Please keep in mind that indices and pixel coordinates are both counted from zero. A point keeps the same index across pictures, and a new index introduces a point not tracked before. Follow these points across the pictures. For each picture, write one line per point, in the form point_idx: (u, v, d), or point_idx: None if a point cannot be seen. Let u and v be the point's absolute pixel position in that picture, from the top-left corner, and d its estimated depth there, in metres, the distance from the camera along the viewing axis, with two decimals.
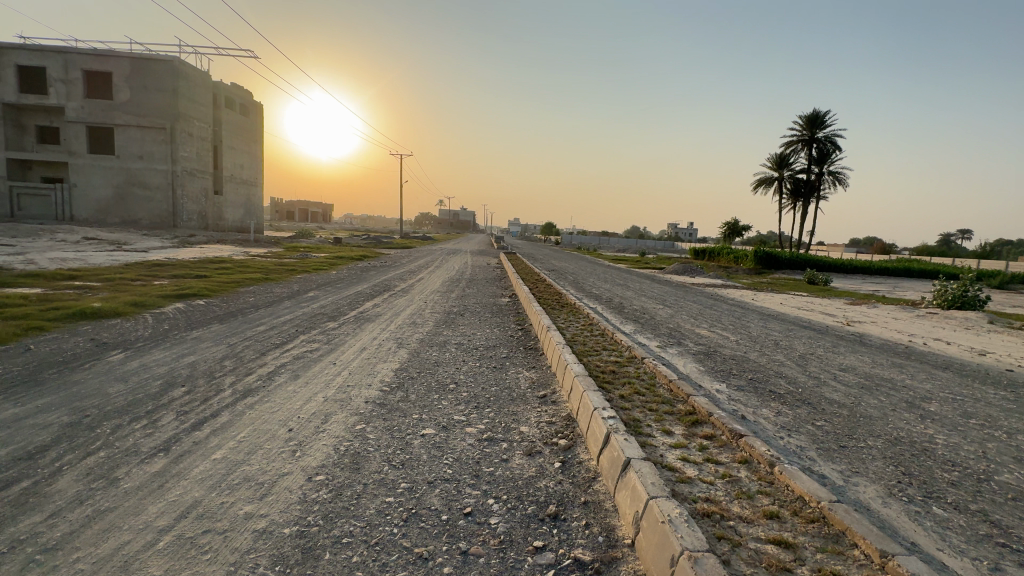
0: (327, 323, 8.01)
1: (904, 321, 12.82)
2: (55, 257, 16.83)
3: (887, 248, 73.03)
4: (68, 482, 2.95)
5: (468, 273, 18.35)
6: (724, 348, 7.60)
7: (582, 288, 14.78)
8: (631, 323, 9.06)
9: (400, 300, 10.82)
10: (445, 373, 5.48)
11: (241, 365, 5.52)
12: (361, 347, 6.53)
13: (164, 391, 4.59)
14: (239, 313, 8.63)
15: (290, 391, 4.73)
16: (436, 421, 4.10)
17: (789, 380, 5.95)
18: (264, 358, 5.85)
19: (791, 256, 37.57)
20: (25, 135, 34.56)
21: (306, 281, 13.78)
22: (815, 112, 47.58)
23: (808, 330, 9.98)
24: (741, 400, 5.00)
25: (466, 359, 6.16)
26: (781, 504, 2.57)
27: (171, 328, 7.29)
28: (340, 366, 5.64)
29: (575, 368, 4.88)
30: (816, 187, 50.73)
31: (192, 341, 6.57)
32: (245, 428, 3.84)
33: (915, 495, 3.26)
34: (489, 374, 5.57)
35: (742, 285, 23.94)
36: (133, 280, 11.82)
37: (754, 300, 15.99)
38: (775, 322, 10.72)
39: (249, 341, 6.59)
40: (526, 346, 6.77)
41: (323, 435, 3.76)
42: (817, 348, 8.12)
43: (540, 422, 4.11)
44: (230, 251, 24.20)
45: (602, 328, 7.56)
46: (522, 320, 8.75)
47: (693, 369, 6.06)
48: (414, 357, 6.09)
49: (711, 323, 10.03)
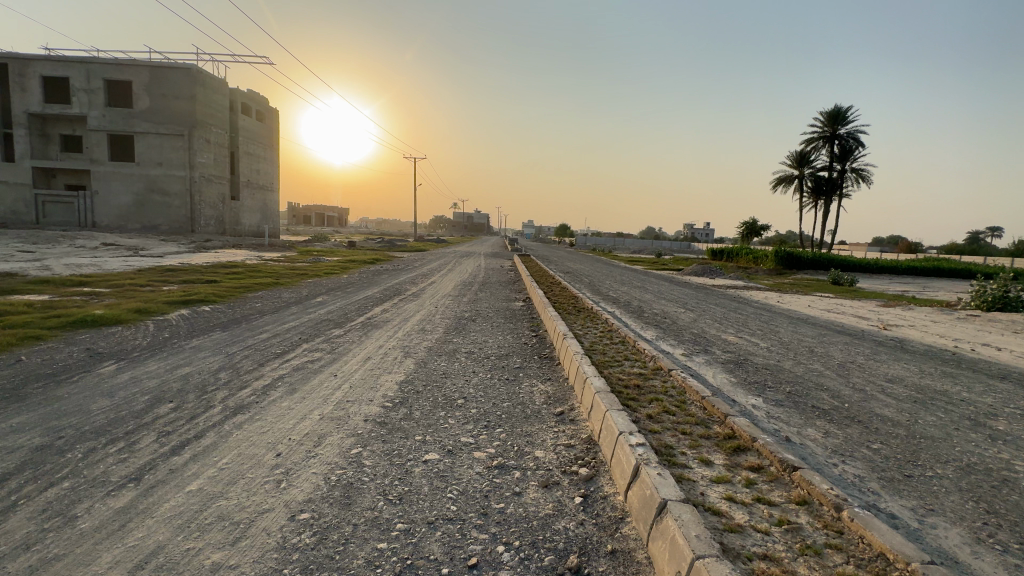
0: (331, 330, 7.65)
1: (944, 324, 12.02)
2: (71, 263, 16.87)
3: (915, 248, 70.59)
4: (18, 521, 2.59)
5: (481, 277, 17.95)
6: (755, 356, 7.04)
7: (599, 291, 14.29)
8: (653, 329, 8.54)
9: (409, 305, 10.44)
10: (454, 387, 5.06)
11: (237, 378, 5.17)
12: (365, 357, 6.14)
13: (150, 408, 4.25)
14: (243, 320, 8.35)
15: (285, 407, 4.37)
16: (441, 445, 3.67)
17: (832, 394, 5.40)
18: (262, 369, 5.49)
19: (814, 256, 36.46)
20: (49, 144, 35.28)
21: (316, 286, 13.52)
22: (837, 108, 46.17)
23: (843, 336, 9.32)
24: (782, 418, 4.47)
25: (476, 369, 5.72)
26: (859, 566, 2.09)
27: (171, 336, 7.01)
28: (341, 378, 5.26)
29: (596, 382, 4.41)
30: (838, 186, 49.27)
31: (191, 350, 6.27)
32: (228, 452, 3.46)
33: (1008, 540, 2.73)
34: (501, 386, 5.13)
35: (764, 287, 23.10)
36: (143, 286, 11.70)
37: (780, 302, 15.25)
38: (806, 327, 10.06)
39: (249, 351, 6.27)
40: (541, 356, 6.31)
41: (313, 461, 3.35)
42: (857, 356, 7.50)
43: (556, 446, 3.65)
44: (245, 255, 24.21)
45: (622, 335, 7.04)
46: (537, 326, 8.30)
47: (724, 382, 5.54)
48: (420, 368, 5.67)
49: (738, 328, 9.44)
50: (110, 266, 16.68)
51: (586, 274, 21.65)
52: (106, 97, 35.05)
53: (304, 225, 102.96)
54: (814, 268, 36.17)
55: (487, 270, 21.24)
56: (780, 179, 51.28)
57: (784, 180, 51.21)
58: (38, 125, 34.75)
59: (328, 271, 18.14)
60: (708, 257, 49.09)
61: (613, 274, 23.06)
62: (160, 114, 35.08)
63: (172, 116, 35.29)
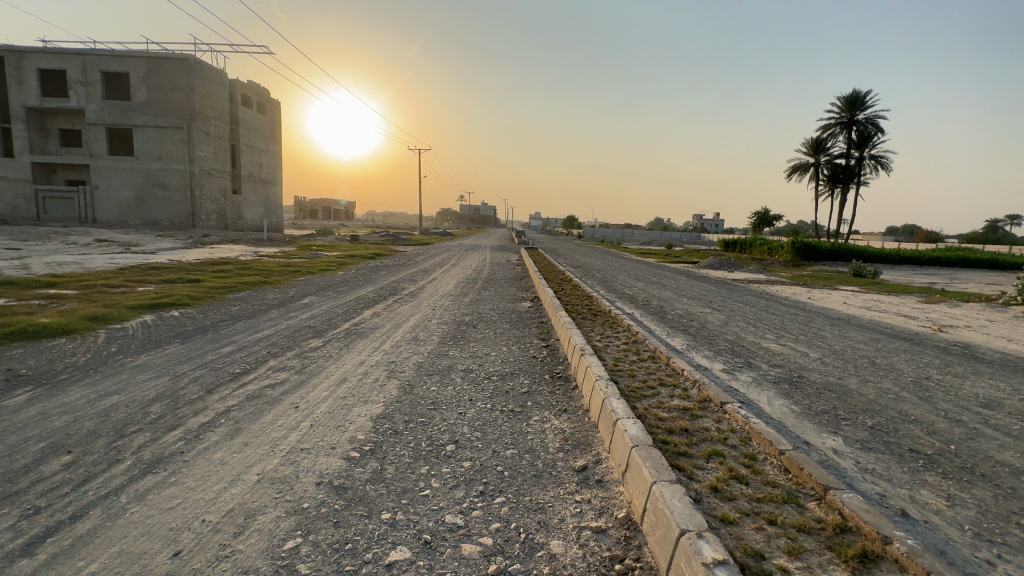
0: (308, 342, 6.57)
1: (1002, 324, 10.69)
2: (52, 261, 15.94)
3: (933, 237, 68.52)
4: None
5: (486, 272, 16.91)
6: (810, 373, 5.84)
7: (614, 288, 13.12)
8: (681, 336, 7.35)
9: (403, 307, 9.32)
10: (446, 424, 3.97)
11: (172, 412, 4.09)
12: (339, 380, 5.02)
13: (38, 464, 3.20)
14: (210, 328, 7.28)
15: (219, 458, 3.31)
16: (416, 532, 2.57)
17: (929, 431, 4.21)
18: (207, 399, 4.39)
19: (833, 247, 34.93)
20: (48, 138, 34.49)
21: (307, 285, 12.49)
22: (856, 92, 44.24)
23: (901, 342, 8.07)
24: (880, 474, 3.34)
25: (474, 396, 4.61)
26: None
27: (120, 350, 6.00)
28: (301, 413, 4.15)
29: (631, 427, 3.28)
30: (856, 174, 47.39)
31: (133, 371, 5.20)
32: (105, 550, 2.39)
33: None
34: (505, 424, 4.00)
35: (788, 280, 21.80)
36: (115, 287, 10.74)
37: (811, 299, 14.02)
38: (853, 331, 8.78)
39: (202, 371, 5.20)
40: (553, 377, 5.18)
41: (225, 569, 2.26)
42: (930, 371, 6.26)
43: (582, 533, 2.54)
44: (242, 251, 23.30)
45: (650, 348, 5.81)
46: (546, 334, 7.16)
47: (786, 413, 4.39)
48: (404, 396, 4.57)
49: (777, 333, 8.20)
50: (94, 263, 15.75)
51: (597, 268, 20.56)
52: (103, 90, 34.14)
53: (310, 219, 102.21)
54: (832, 260, 34.72)
55: (493, 265, 20.17)
56: (795, 167, 49.59)
57: (798, 167, 49.57)
58: (36, 120, 33.95)
59: (324, 268, 17.17)
60: (721, 249, 47.66)
61: (626, 267, 21.97)
62: (159, 106, 34.16)
63: (170, 109, 34.33)
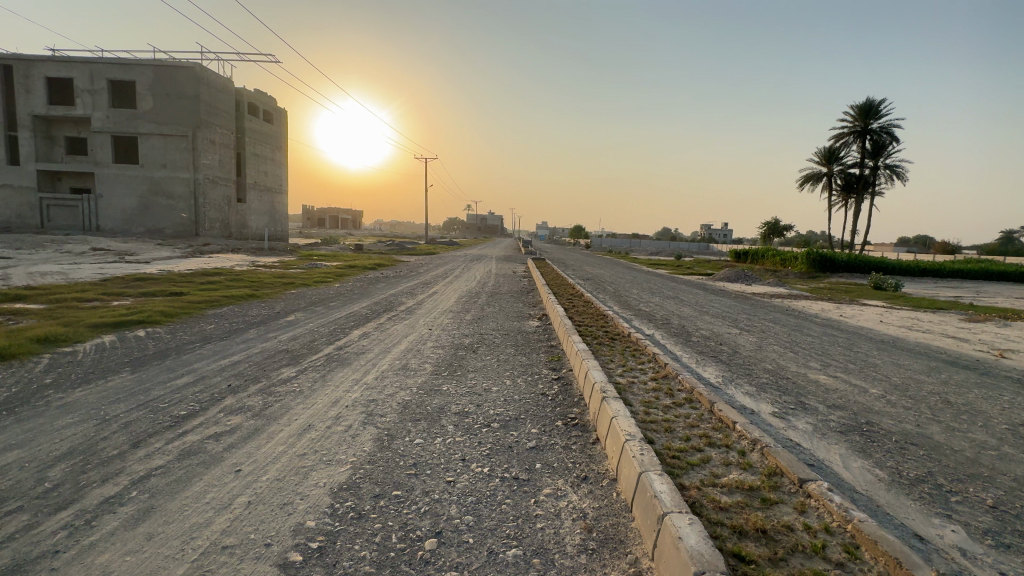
0: (281, 371, 5.64)
1: None
2: (38, 271, 15.24)
3: (951, 248, 66.97)
4: None
5: (490, 284, 16.02)
6: (879, 418, 4.76)
7: (628, 304, 12.13)
8: (713, 366, 6.33)
9: (397, 327, 8.37)
10: (428, 502, 2.98)
11: (76, 480, 3.14)
12: (303, 428, 4.03)
13: None
14: (172, 353, 6.38)
15: (102, 567, 2.34)
16: None
17: None
18: (128, 458, 3.44)
19: (849, 259, 33.67)
20: (54, 146, 34.19)
21: (297, 299, 11.61)
22: (869, 101, 43.23)
23: (967, 372, 6.94)
24: None
25: (469, 456, 3.60)
26: None
27: (58, 380, 5.12)
28: (241, 480, 3.18)
29: (688, 530, 2.29)
30: (870, 184, 46.16)
31: (57, 412, 4.28)
32: None
33: None
34: (508, 501, 3.00)
35: (809, 294, 20.65)
36: (88, 300, 9.90)
37: (844, 317, 12.87)
38: (905, 358, 7.67)
39: (139, 414, 4.26)
40: (568, 423, 4.21)
41: None
42: (1020, 413, 5.18)
43: None
44: (240, 261, 22.57)
45: (684, 386, 4.78)
46: (557, 363, 6.17)
47: (873, 484, 3.35)
48: (379, 455, 3.58)
49: (821, 361, 7.13)
50: (81, 274, 15.04)
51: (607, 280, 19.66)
52: (109, 98, 33.85)
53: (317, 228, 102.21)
54: (849, 271, 33.39)
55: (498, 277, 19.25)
56: (807, 177, 48.54)
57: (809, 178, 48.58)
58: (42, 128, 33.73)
59: (320, 279, 16.30)
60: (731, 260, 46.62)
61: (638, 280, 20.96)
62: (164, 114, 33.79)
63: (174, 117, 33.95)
